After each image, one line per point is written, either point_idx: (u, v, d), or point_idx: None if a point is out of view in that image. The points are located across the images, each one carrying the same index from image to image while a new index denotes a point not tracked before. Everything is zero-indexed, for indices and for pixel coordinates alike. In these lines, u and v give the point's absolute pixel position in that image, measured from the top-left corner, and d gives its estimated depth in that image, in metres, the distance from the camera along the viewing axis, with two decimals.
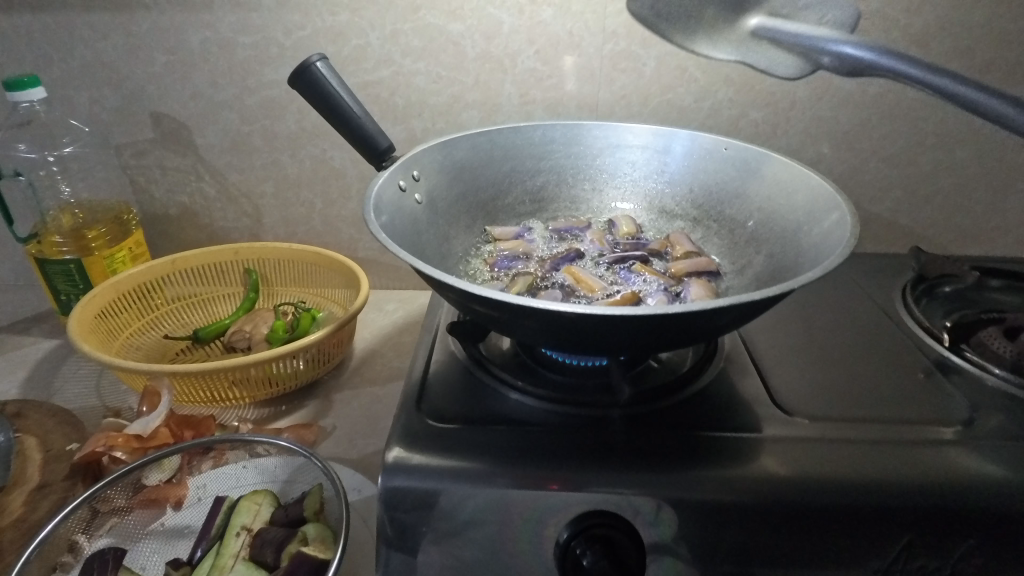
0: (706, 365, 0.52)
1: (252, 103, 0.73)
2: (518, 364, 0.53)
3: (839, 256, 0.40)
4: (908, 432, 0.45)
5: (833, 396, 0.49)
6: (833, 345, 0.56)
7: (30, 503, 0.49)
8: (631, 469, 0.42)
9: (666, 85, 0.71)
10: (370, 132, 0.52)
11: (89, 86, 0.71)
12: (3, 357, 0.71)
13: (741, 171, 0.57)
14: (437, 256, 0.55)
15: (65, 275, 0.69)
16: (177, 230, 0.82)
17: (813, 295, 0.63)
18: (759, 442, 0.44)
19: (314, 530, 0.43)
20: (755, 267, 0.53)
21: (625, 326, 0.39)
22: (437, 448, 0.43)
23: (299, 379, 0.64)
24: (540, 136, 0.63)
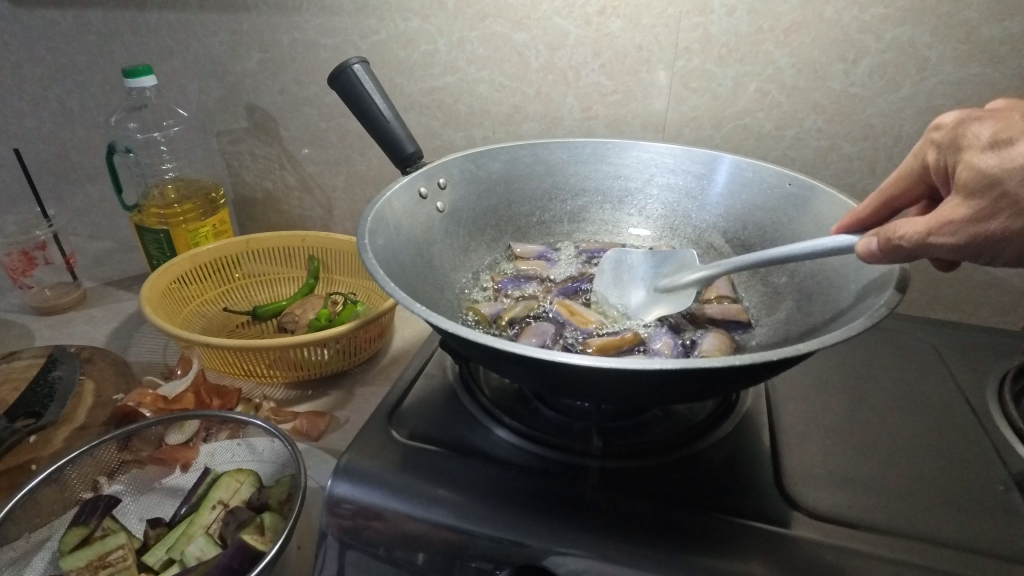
0: (717, 425, 0.46)
1: (330, 101, 0.77)
2: (510, 393, 0.50)
3: (860, 326, 0.33)
4: (942, 556, 0.36)
5: (860, 491, 0.41)
6: (885, 429, 0.47)
7: (71, 440, 0.56)
8: (580, 528, 0.38)
9: (743, 109, 0.64)
10: (398, 136, 0.53)
11: (199, 77, 0.80)
12: (107, 308, 0.83)
13: (800, 212, 0.51)
14: (449, 269, 0.54)
15: (156, 243, 0.77)
16: (262, 213, 0.89)
17: (880, 365, 0.54)
18: (744, 529, 0.38)
19: (269, 520, 0.44)
20: (790, 322, 0.46)
21: (577, 378, 0.35)
22: (391, 463, 0.43)
23: (326, 368, 0.66)
24: (587, 155, 0.59)
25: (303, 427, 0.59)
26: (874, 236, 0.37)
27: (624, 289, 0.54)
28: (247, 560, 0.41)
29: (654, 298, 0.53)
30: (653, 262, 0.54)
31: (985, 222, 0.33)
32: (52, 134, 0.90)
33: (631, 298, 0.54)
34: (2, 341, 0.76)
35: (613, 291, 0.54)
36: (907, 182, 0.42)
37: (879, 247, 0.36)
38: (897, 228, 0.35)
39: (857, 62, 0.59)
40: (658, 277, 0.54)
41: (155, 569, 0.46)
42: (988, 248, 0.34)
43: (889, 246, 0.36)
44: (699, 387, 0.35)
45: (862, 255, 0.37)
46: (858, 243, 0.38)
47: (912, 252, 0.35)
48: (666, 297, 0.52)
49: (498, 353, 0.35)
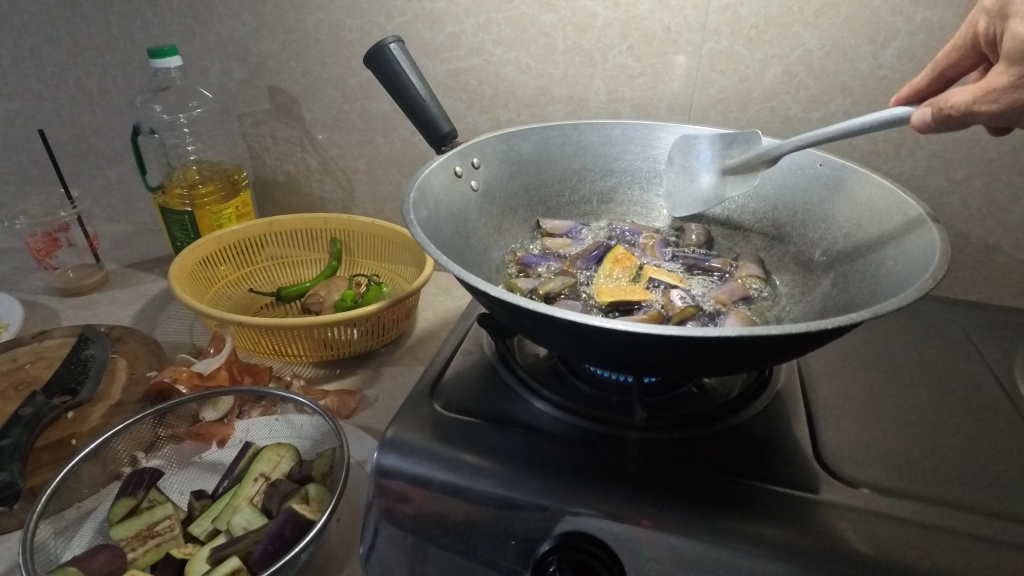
0: (752, 400, 0.47)
1: (354, 82, 0.77)
2: (547, 368, 0.51)
3: (910, 296, 0.33)
4: (984, 525, 0.37)
5: (898, 463, 0.42)
6: (916, 406, 0.48)
7: (107, 416, 0.56)
8: (624, 497, 0.39)
9: (769, 91, 0.65)
10: (434, 116, 0.53)
11: (222, 59, 0.80)
12: (129, 289, 0.83)
13: (832, 191, 0.51)
14: (482, 246, 0.55)
15: (180, 224, 0.78)
16: (282, 195, 0.90)
17: (907, 344, 0.55)
18: (785, 498, 0.38)
19: (314, 491, 0.46)
20: (824, 298, 0.48)
21: (627, 348, 0.35)
22: (435, 434, 0.43)
23: (354, 347, 0.67)
24: (618, 135, 0.60)
25: (334, 405, 0.59)
26: (927, 107, 0.41)
27: (694, 172, 0.59)
28: (298, 530, 0.43)
29: (723, 180, 0.57)
30: (718, 146, 0.57)
31: (1019, 90, 0.36)
32: (72, 117, 0.91)
33: (698, 189, 0.59)
34: (28, 322, 0.77)
35: (680, 175, 0.60)
36: (961, 52, 0.46)
37: (930, 117, 0.40)
38: (949, 97, 0.39)
39: (885, 45, 0.59)
40: (726, 159, 0.57)
41: (200, 540, 0.46)
42: (1021, 116, 0.36)
43: (941, 116, 0.40)
44: (749, 357, 0.35)
45: (916, 127, 0.41)
46: (913, 115, 0.41)
47: (961, 119, 0.39)
48: (732, 178, 0.57)
49: (550, 322, 0.35)
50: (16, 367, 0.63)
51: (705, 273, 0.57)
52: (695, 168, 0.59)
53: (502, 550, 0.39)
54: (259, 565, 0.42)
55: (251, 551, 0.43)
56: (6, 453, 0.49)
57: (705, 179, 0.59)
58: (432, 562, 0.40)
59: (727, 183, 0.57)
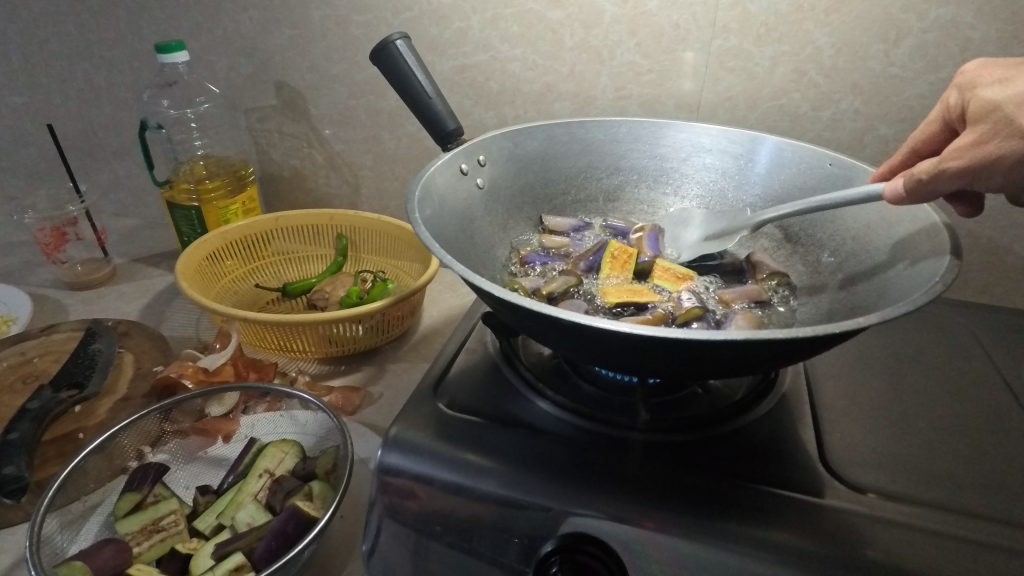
0: (757, 402, 0.46)
1: (360, 78, 0.77)
2: (551, 368, 0.51)
3: (919, 300, 0.33)
4: (989, 532, 0.37)
5: (904, 469, 0.42)
6: (922, 409, 0.47)
7: (114, 410, 0.57)
8: (627, 499, 0.39)
9: (778, 89, 0.64)
10: (440, 114, 0.53)
11: (228, 54, 0.80)
12: (136, 283, 0.84)
13: (841, 191, 0.51)
14: (487, 244, 0.55)
15: (187, 219, 0.78)
16: (288, 191, 0.90)
17: (914, 346, 0.54)
18: (790, 502, 0.38)
19: (318, 488, 0.46)
20: (831, 299, 0.47)
21: (631, 351, 0.35)
22: (438, 433, 0.43)
23: (359, 344, 0.67)
24: (624, 133, 0.60)
25: (339, 402, 0.60)
26: (897, 179, 0.40)
27: (678, 233, 0.59)
28: (301, 527, 0.43)
29: (704, 241, 0.57)
30: (708, 211, 0.57)
31: (986, 145, 0.36)
32: (80, 111, 0.91)
33: (680, 241, 0.59)
34: (37, 316, 0.77)
35: (670, 229, 0.59)
36: (932, 130, 0.45)
37: (903, 188, 0.39)
38: (916, 167, 0.39)
39: (897, 43, 0.59)
40: (713, 224, 0.57)
41: (205, 535, 0.46)
42: (987, 173, 0.36)
43: (913, 186, 0.39)
44: (754, 361, 0.35)
45: (889, 198, 0.40)
46: (885, 189, 0.40)
47: (933, 187, 0.38)
48: (712, 242, 0.57)
49: (554, 324, 0.35)
50: (24, 360, 0.63)
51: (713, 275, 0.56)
52: (684, 226, 0.59)
53: (504, 549, 0.39)
54: (262, 562, 0.42)
55: (255, 548, 0.43)
56: (14, 446, 0.49)
57: (689, 237, 0.58)
58: (434, 559, 0.40)
59: (707, 245, 0.57)
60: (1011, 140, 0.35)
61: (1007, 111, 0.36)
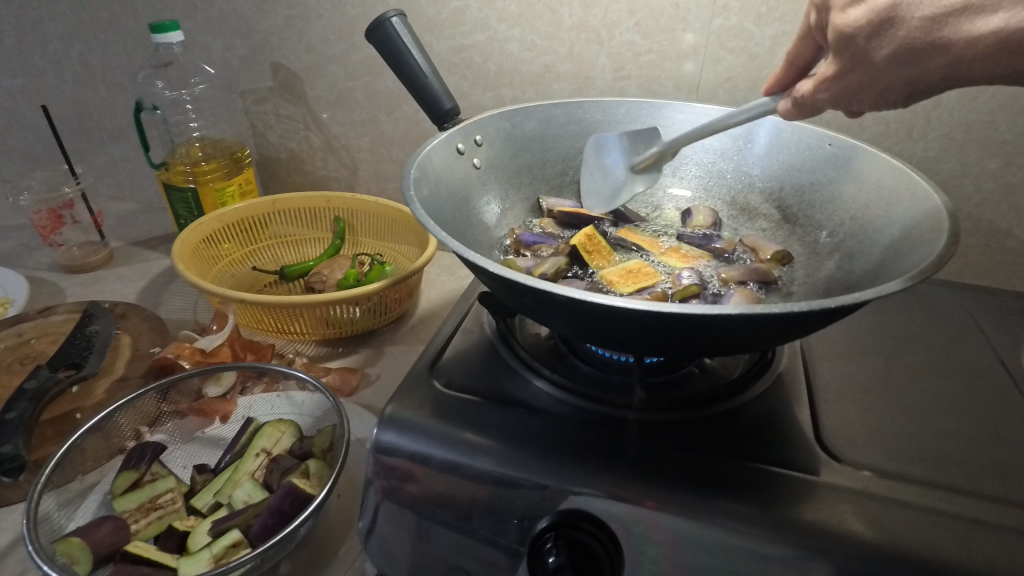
0: (753, 382, 0.46)
1: (356, 59, 0.76)
2: (548, 348, 0.51)
3: (916, 276, 0.32)
4: (985, 510, 0.37)
5: (901, 448, 0.42)
6: (921, 390, 0.47)
7: (112, 390, 0.57)
8: (623, 476, 0.39)
9: (779, 70, 0.63)
10: (436, 93, 0.52)
11: (224, 34, 0.79)
12: (134, 266, 0.84)
13: (839, 171, 0.51)
14: (484, 225, 0.55)
15: (184, 202, 0.78)
16: (286, 173, 0.89)
17: (912, 327, 0.54)
18: (785, 479, 0.38)
19: (314, 467, 0.46)
20: (829, 281, 0.47)
21: (627, 326, 0.34)
22: (435, 412, 0.43)
23: (357, 326, 0.67)
24: (623, 113, 0.59)
25: (335, 382, 0.60)
26: (789, 95, 0.43)
27: (605, 172, 0.60)
28: (298, 503, 0.43)
29: (634, 175, 0.59)
30: (625, 144, 0.58)
31: (846, 76, 0.38)
32: (75, 93, 0.90)
33: (611, 184, 0.60)
34: (34, 299, 0.77)
35: (595, 176, 0.60)
36: None
37: (790, 106, 0.43)
38: (800, 87, 0.42)
39: None
40: (631, 156, 0.58)
41: (202, 513, 0.46)
42: (855, 99, 0.39)
43: (797, 105, 0.42)
44: (749, 338, 0.35)
45: (782, 114, 0.44)
46: (779, 105, 0.44)
47: (811, 108, 0.41)
48: (640, 175, 0.58)
49: (549, 299, 0.34)
50: (21, 342, 0.63)
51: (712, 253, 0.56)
52: (605, 166, 0.59)
53: (502, 529, 0.39)
54: (259, 538, 0.42)
55: (251, 525, 0.43)
56: (11, 426, 0.49)
57: (615, 176, 0.60)
58: (431, 540, 0.41)
59: (639, 179, 0.59)
60: (868, 74, 0.37)
61: (862, 43, 0.36)
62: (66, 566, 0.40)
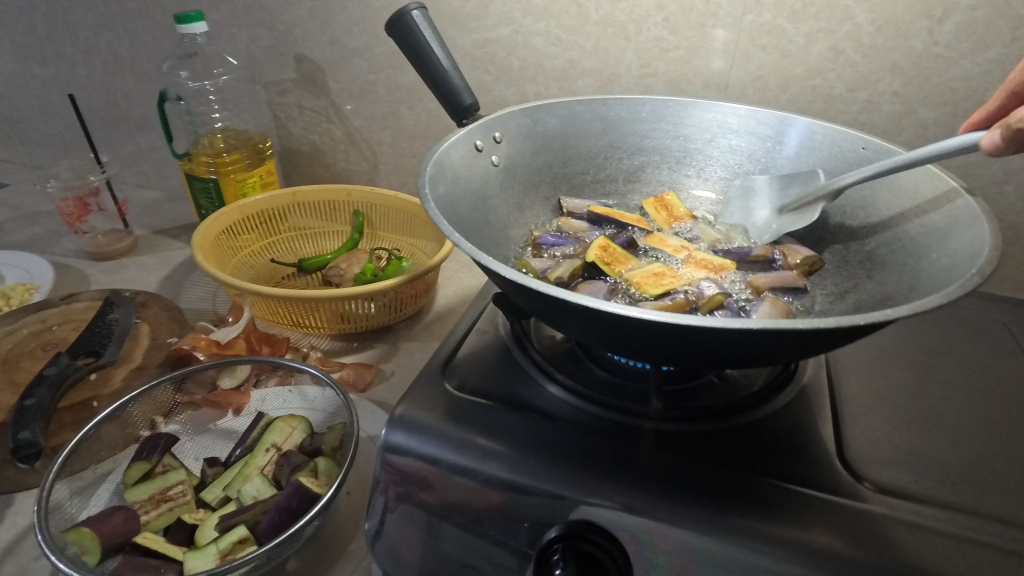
0: (775, 394, 0.45)
1: (380, 52, 0.75)
2: (564, 353, 0.50)
3: (956, 290, 0.30)
4: (1017, 540, 0.35)
5: (928, 469, 0.40)
6: (951, 407, 0.45)
7: (129, 378, 0.58)
8: (636, 489, 0.37)
9: (812, 68, 0.61)
10: (456, 88, 0.51)
11: (249, 25, 0.79)
12: (156, 255, 0.84)
13: (873, 176, 0.49)
14: (502, 224, 0.54)
15: (206, 192, 0.78)
16: (308, 166, 0.90)
17: (946, 342, 0.52)
18: (804, 499, 0.37)
19: (323, 465, 0.46)
20: (858, 291, 0.45)
21: (644, 336, 0.33)
22: (446, 414, 0.43)
23: (373, 321, 0.66)
24: (648, 112, 0.58)
25: (350, 378, 0.59)
26: (997, 128, 0.37)
27: (749, 212, 0.56)
28: (305, 502, 0.43)
29: (781, 217, 0.53)
30: (778, 185, 0.54)
31: None
32: (103, 82, 0.91)
33: (753, 220, 0.56)
34: (59, 285, 0.78)
35: (739, 215, 0.57)
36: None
37: (1001, 136, 0.37)
38: (1014, 114, 0.36)
39: (943, 20, 0.55)
40: (785, 199, 0.53)
41: (212, 506, 0.46)
42: None
43: (1012, 134, 0.36)
44: (772, 352, 0.34)
45: (987, 151, 0.38)
46: (982, 141, 0.38)
47: None
48: (790, 215, 0.52)
49: (564, 306, 0.33)
50: (44, 328, 0.64)
51: (749, 263, 0.53)
52: (752, 207, 0.56)
53: (512, 531, 0.38)
54: (266, 535, 0.42)
55: (258, 522, 0.43)
56: (30, 412, 0.50)
57: (761, 216, 0.55)
58: (443, 541, 0.40)
59: (784, 220, 0.53)
60: None
61: None
62: (76, 557, 0.40)
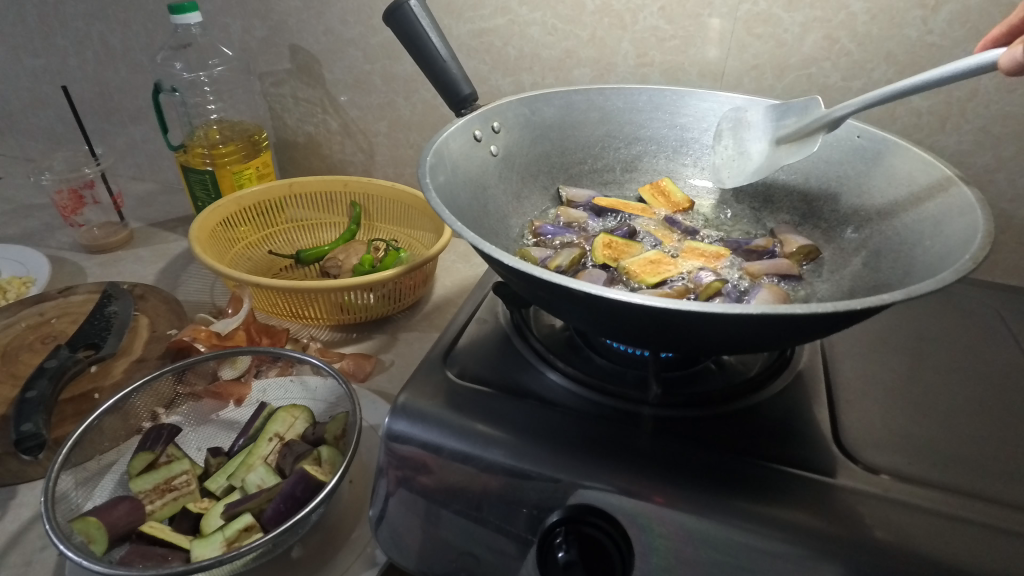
0: (771, 380, 0.45)
1: (375, 42, 0.75)
2: (563, 341, 0.50)
3: (953, 275, 0.31)
4: (1005, 518, 0.36)
5: (921, 451, 0.41)
6: (942, 391, 0.46)
7: (129, 371, 0.58)
8: (636, 473, 0.38)
9: (808, 57, 0.61)
10: (455, 77, 0.52)
11: (243, 15, 0.79)
12: (152, 247, 0.84)
13: (868, 165, 0.49)
14: (501, 214, 0.54)
15: (202, 184, 0.78)
16: (304, 157, 0.89)
17: (940, 327, 0.53)
18: (801, 480, 0.37)
19: (327, 454, 0.46)
20: (853, 277, 0.46)
21: (645, 322, 0.34)
22: (449, 402, 0.43)
23: (372, 311, 0.67)
24: (645, 101, 0.58)
25: (349, 368, 0.60)
26: (1018, 46, 0.36)
27: (745, 146, 0.56)
28: (310, 490, 0.43)
29: (777, 149, 0.53)
30: (773, 116, 0.53)
31: None
32: (96, 74, 0.91)
33: (749, 152, 0.55)
34: (55, 278, 0.78)
35: (732, 151, 0.56)
36: None
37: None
38: None
39: (936, 9, 0.55)
40: (780, 130, 0.53)
41: (216, 495, 0.47)
42: None
43: None
44: (770, 337, 0.34)
45: (1006, 70, 0.37)
46: (1001, 59, 0.37)
47: None
48: (788, 145, 0.52)
49: (567, 294, 0.34)
50: (42, 321, 0.64)
51: (748, 252, 0.53)
52: (748, 138, 0.55)
53: (512, 517, 0.39)
54: (271, 523, 0.43)
55: (264, 510, 0.43)
56: (32, 405, 0.50)
57: (755, 148, 0.55)
58: (445, 528, 0.41)
59: (781, 152, 0.53)
60: None
61: None
62: (83, 545, 0.40)
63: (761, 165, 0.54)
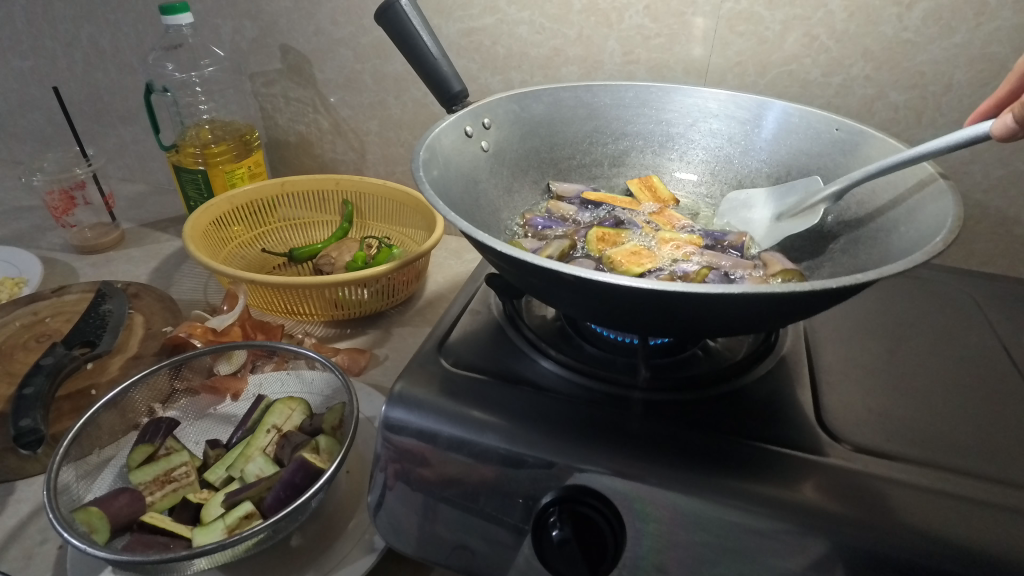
0: (757, 363, 0.47)
1: (365, 42, 0.76)
2: (555, 330, 0.52)
3: (923, 256, 0.33)
4: (978, 489, 0.37)
5: (899, 430, 0.42)
6: (920, 373, 0.48)
7: (125, 367, 0.58)
8: (627, 454, 0.39)
9: (789, 54, 0.63)
10: (445, 75, 0.53)
11: (233, 16, 0.79)
12: (144, 247, 0.85)
13: (846, 157, 0.51)
14: (492, 207, 0.55)
15: (194, 184, 0.78)
16: (295, 156, 0.90)
17: (917, 312, 0.55)
18: (787, 458, 0.39)
19: (324, 443, 0.47)
20: (834, 264, 0.47)
21: (633, 305, 0.35)
22: (445, 389, 0.44)
23: (366, 307, 0.67)
24: (631, 97, 0.59)
25: (344, 362, 0.61)
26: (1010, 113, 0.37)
27: (748, 222, 0.57)
28: (309, 477, 0.44)
29: (780, 223, 0.53)
30: (775, 196, 0.55)
31: None
32: (85, 75, 0.91)
33: (753, 229, 0.56)
34: (47, 278, 0.78)
35: (738, 230, 0.58)
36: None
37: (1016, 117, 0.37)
38: None
39: (911, 6, 0.57)
40: (781, 207, 0.54)
41: (215, 486, 0.48)
42: None
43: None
44: (752, 318, 0.35)
45: (1000, 135, 0.38)
46: (992, 126, 0.38)
47: None
48: (789, 221, 0.52)
49: (558, 279, 0.35)
50: (36, 320, 0.65)
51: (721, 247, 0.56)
52: (750, 218, 0.57)
53: (508, 507, 0.40)
54: (271, 510, 0.44)
55: (264, 498, 0.44)
56: (29, 401, 0.50)
57: (758, 227, 0.56)
58: (442, 516, 0.42)
59: (783, 226, 0.53)
60: None
61: None
62: (86, 534, 0.41)
63: (765, 241, 0.54)
